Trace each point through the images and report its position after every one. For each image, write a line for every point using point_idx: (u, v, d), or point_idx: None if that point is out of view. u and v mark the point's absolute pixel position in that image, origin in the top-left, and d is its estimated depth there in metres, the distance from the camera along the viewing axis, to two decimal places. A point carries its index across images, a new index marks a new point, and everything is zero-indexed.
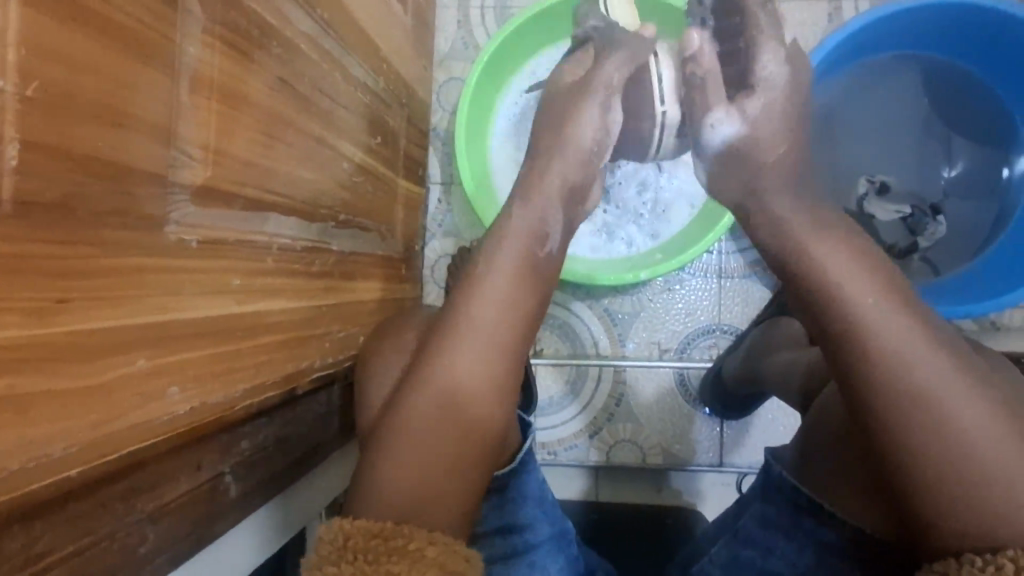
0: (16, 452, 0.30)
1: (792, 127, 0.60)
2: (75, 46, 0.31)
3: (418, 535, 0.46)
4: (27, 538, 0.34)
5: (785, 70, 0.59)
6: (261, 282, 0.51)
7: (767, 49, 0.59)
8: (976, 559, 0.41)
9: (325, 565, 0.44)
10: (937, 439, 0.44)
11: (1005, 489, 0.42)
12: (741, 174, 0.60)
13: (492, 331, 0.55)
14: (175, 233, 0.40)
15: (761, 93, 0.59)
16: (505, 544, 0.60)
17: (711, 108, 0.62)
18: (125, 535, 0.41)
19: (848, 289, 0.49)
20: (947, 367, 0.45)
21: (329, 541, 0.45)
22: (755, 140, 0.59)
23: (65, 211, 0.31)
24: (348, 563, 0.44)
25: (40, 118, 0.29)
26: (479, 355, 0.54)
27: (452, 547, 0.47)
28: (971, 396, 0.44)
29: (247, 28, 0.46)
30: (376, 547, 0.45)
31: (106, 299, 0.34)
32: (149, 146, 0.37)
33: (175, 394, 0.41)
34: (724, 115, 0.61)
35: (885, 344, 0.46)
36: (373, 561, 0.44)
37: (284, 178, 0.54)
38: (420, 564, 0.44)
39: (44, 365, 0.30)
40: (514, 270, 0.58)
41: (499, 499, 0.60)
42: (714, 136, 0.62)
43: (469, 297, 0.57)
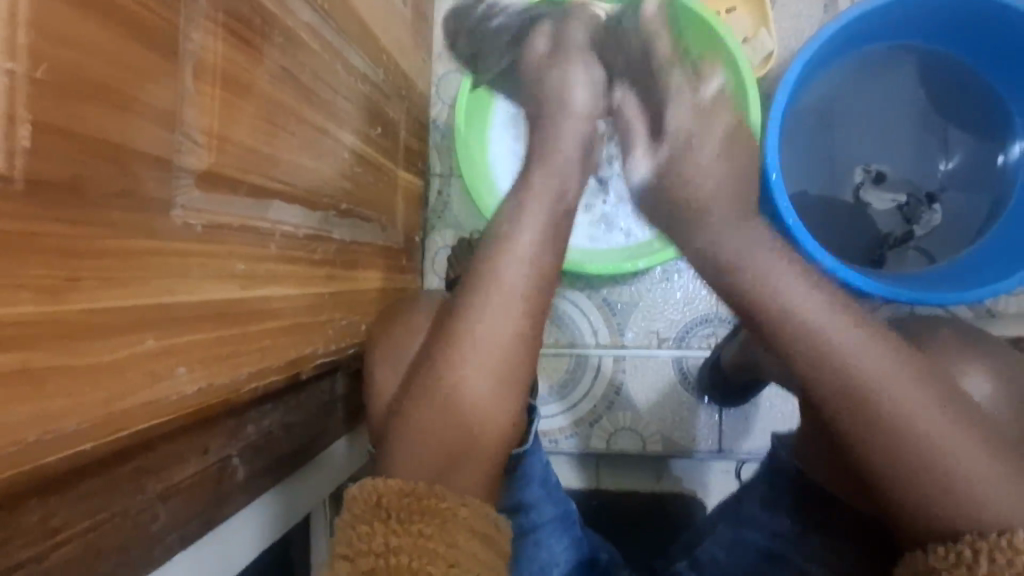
0: (33, 423, 0.30)
1: (720, 158, 0.60)
2: (85, 29, 0.32)
3: (451, 496, 0.47)
4: (44, 512, 0.35)
5: (689, 119, 0.62)
6: (265, 268, 0.52)
7: (673, 107, 0.63)
8: (938, 546, 0.46)
9: (357, 523, 0.46)
10: (892, 442, 0.48)
11: (966, 477, 0.46)
12: (660, 205, 0.62)
13: (509, 315, 0.56)
14: (182, 217, 0.41)
15: (668, 142, 0.63)
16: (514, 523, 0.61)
17: (632, 149, 0.67)
18: (138, 513, 0.42)
19: (796, 297, 0.52)
20: (899, 375, 0.49)
21: (362, 499, 0.47)
22: (662, 177, 0.62)
23: (74, 191, 0.32)
24: (380, 522, 0.45)
25: (49, 98, 0.30)
26: (501, 329, 0.55)
27: (483, 510, 0.48)
28: (925, 401, 0.48)
29: (249, 16, 0.46)
30: (409, 506, 0.46)
31: (115, 279, 0.35)
32: (153, 130, 0.38)
33: (184, 373, 0.42)
34: (641, 159, 0.65)
35: (844, 359, 0.50)
36: (405, 521, 0.45)
37: (287, 166, 0.54)
38: (452, 525, 0.46)
39: (56, 340, 0.31)
40: (531, 253, 0.59)
41: (512, 477, 0.60)
42: (635, 177, 0.66)
43: (485, 282, 0.57)
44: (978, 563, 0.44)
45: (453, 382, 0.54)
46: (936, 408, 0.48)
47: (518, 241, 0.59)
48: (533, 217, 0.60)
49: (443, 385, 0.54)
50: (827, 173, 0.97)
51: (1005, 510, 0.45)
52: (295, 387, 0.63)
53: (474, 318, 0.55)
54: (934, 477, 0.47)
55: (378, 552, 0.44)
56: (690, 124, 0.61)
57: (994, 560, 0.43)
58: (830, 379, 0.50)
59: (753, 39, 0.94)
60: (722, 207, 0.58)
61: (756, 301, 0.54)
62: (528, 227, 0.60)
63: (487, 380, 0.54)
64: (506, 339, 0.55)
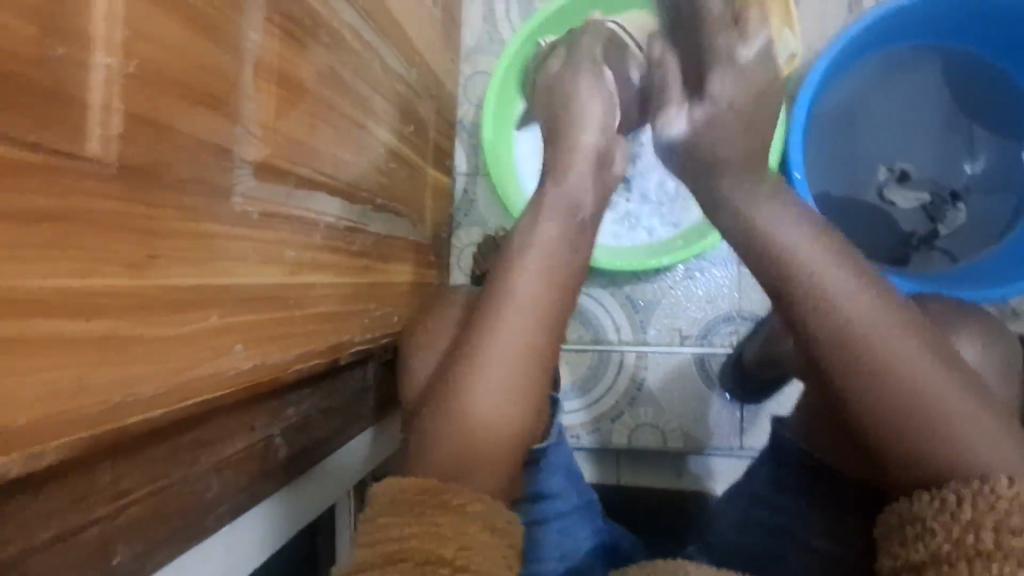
0: (118, 387, 0.33)
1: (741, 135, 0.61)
2: (167, 28, 0.35)
3: (465, 493, 0.49)
4: (115, 475, 0.38)
5: (734, 86, 0.56)
6: (310, 256, 0.54)
7: (718, 71, 0.56)
8: (924, 493, 0.45)
9: (376, 515, 0.47)
10: (878, 383, 0.48)
11: (954, 424, 0.46)
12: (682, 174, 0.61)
13: (522, 325, 0.57)
14: (240, 205, 0.44)
15: (706, 103, 0.57)
16: (537, 509, 0.63)
17: (667, 104, 0.60)
18: (195, 481, 0.45)
19: (796, 247, 0.52)
20: (896, 322, 0.49)
21: (382, 494, 0.49)
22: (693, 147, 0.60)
23: (156, 176, 0.35)
24: (398, 514, 0.47)
25: (138, 89, 0.33)
26: (517, 338, 0.57)
27: (495, 507, 0.50)
28: (918, 348, 0.48)
29: (300, 17, 0.49)
30: (423, 500, 0.48)
31: (187, 259, 0.38)
32: (220, 124, 0.41)
33: (240, 351, 0.44)
34: (676, 116, 0.59)
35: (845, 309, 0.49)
36: (421, 512, 0.47)
37: (330, 159, 0.57)
38: (464, 517, 0.47)
39: (138, 312, 0.34)
40: (542, 270, 0.60)
41: (538, 468, 0.60)
42: (667, 133, 0.60)
43: (498, 300, 0.58)
44: (961, 509, 0.43)
45: (481, 384, 0.55)
46: (926, 354, 0.48)
47: (529, 258, 0.60)
48: (547, 233, 0.61)
49: (474, 388, 0.55)
50: (849, 171, 0.98)
51: (996, 461, 0.45)
52: (331, 373, 0.65)
53: (491, 327, 0.57)
54: (923, 421, 0.46)
55: (395, 537, 0.45)
56: (732, 88, 0.55)
57: (976, 505, 0.42)
58: (822, 318, 0.50)
59: (777, 40, 0.95)
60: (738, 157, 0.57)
61: (752, 255, 0.54)
62: (546, 249, 0.61)
63: (505, 385, 0.55)
64: (522, 347, 0.56)
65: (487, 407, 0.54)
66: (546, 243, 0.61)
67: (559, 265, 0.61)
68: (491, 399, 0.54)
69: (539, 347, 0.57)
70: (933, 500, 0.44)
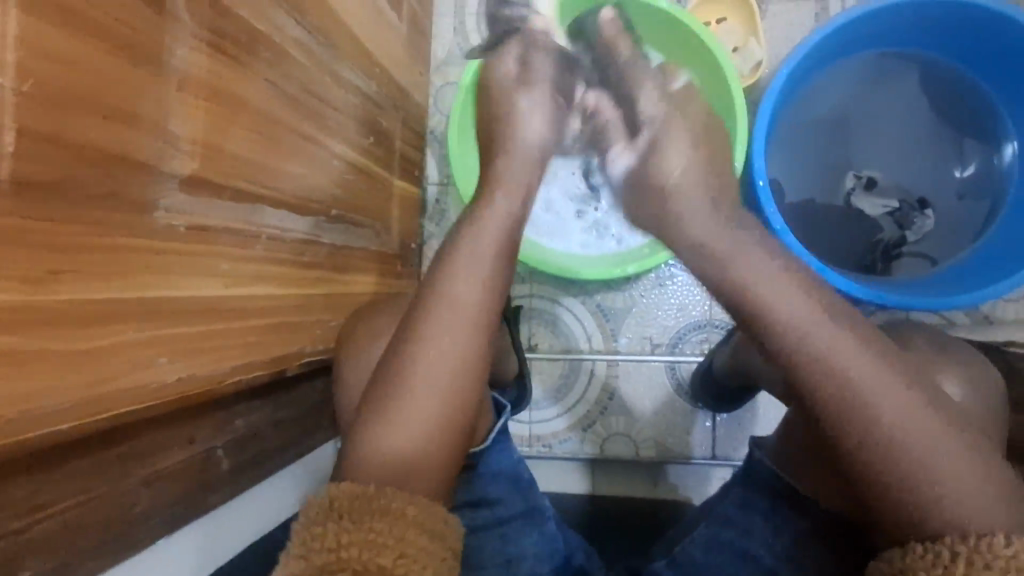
0: (13, 401, 0.34)
1: (695, 149, 0.59)
2: (69, 46, 0.35)
3: (401, 496, 0.49)
4: (30, 488, 0.38)
5: (660, 107, 0.62)
6: (250, 269, 0.55)
7: (646, 94, 0.64)
8: (917, 546, 0.44)
9: (310, 527, 0.46)
10: (869, 435, 0.46)
11: (941, 471, 0.45)
12: (641, 197, 0.60)
13: (452, 339, 0.55)
14: (164, 218, 0.44)
15: (647, 130, 0.62)
16: (476, 517, 0.63)
17: (611, 146, 0.65)
18: (123, 494, 0.45)
19: (770, 286, 0.50)
20: (872, 360, 0.48)
21: (315, 506, 0.48)
22: (646, 165, 0.60)
23: (57, 191, 0.36)
24: (333, 522, 0.46)
25: (37, 107, 0.34)
26: (448, 352, 0.55)
27: (433, 508, 0.50)
28: (905, 401, 0.47)
29: (236, 34, 0.50)
30: (359, 508, 0.47)
31: (100, 272, 0.39)
32: (141, 139, 0.41)
33: (164, 363, 0.45)
34: (624, 149, 0.64)
35: (825, 348, 0.48)
36: (355, 519, 0.46)
37: (276, 173, 0.58)
38: (402, 521, 0.47)
39: (35, 325, 0.35)
40: (483, 268, 0.58)
41: (471, 474, 0.63)
42: (617, 170, 0.64)
43: (430, 311, 0.56)
44: (955, 564, 0.41)
45: (416, 385, 0.54)
46: (915, 408, 0.46)
47: (464, 252, 0.58)
48: (491, 227, 0.60)
49: (410, 389, 0.54)
50: (816, 179, 0.98)
51: (971, 504, 0.45)
52: (283, 385, 0.65)
53: (423, 339, 0.55)
54: (910, 473, 0.45)
55: (331, 547, 0.44)
56: (660, 107, 0.62)
57: (972, 564, 0.41)
58: (813, 367, 0.48)
59: (743, 49, 0.96)
60: (700, 178, 0.58)
61: (741, 289, 0.52)
62: (481, 257, 0.59)
63: (435, 398, 0.54)
64: (454, 360, 0.55)
65: (430, 408, 0.54)
66: (477, 252, 0.59)
67: (493, 272, 0.59)
68: (429, 402, 0.54)
69: (469, 359, 0.56)
70: (927, 556, 0.43)
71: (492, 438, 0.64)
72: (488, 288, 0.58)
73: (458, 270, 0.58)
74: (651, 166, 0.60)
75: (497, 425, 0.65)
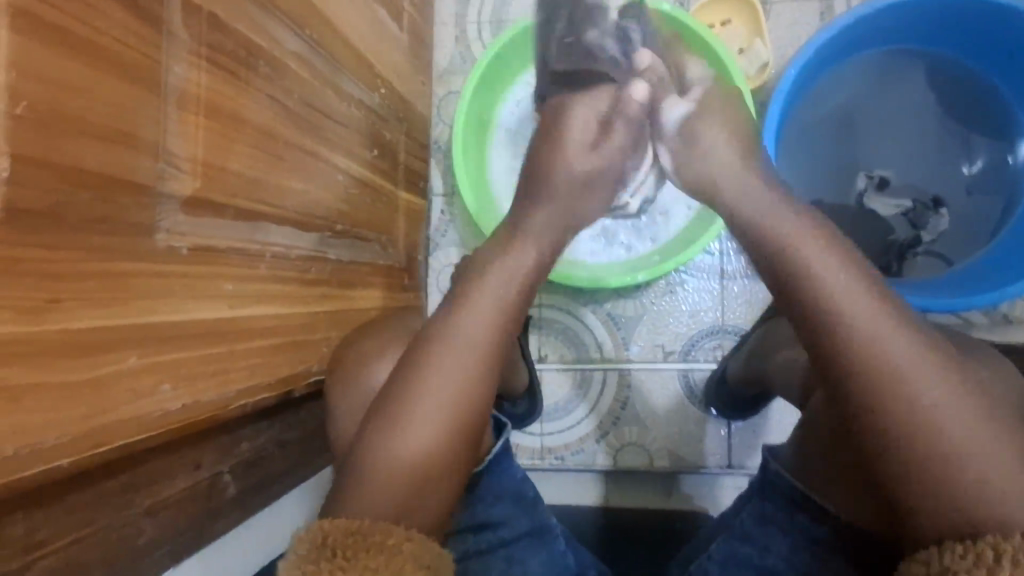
0: (10, 438, 0.33)
1: (733, 111, 0.64)
2: (63, 67, 0.34)
3: (397, 531, 0.47)
4: (28, 525, 0.37)
5: (706, 73, 0.68)
6: (253, 288, 0.53)
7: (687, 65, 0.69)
8: (957, 545, 0.41)
9: (304, 564, 0.43)
10: (906, 431, 0.44)
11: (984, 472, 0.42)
12: (696, 151, 0.61)
13: (465, 351, 0.54)
14: (165, 240, 0.43)
15: (695, 89, 0.66)
16: (478, 541, 0.61)
17: (664, 99, 0.65)
18: (125, 526, 0.44)
19: (822, 269, 0.49)
20: (917, 348, 0.46)
21: (305, 541, 0.45)
22: (703, 115, 0.63)
23: (54, 219, 0.35)
24: (326, 560, 0.43)
25: (30, 131, 0.33)
26: (464, 362, 0.53)
27: (428, 543, 0.48)
28: (944, 387, 0.44)
29: (235, 50, 0.49)
30: (353, 544, 0.45)
31: (97, 299, 0.38)
32: (138, 160, 0.40)
33: (168, 391, 0.43)
34: (675, 102, 0.64)
35: (866, 336, 0.46)
36: (351, 556, 0.44)
37: (278, 190, 0.56)
38: (399, 559, 0.45)
39: (32, 357, 0.33)
40: (499, 279, 0.57)
41: (469, 497, 0.61)
42: (669, 118, 0.64)
43: (444, 324, 0.55)
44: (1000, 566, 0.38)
45: (425, 392, 0.52)
46: (954, 394, 0.44)
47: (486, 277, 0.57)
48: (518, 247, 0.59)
49: (418, 396, 0.52)
50: (829, 178, 0.96)
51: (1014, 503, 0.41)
52: (291, 404, 0.64)
53: (433, 347, 0.54)
54: (954, 484, 0.43)
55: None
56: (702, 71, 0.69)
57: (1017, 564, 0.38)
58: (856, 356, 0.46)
59: (749, 50, 0.94)
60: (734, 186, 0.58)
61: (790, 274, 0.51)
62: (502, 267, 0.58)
63: (442, 409, 0.52)
64: (466, 365, 0.54)
65: (438, 416, 0.52)
66: (494, 271, 0.58)
67: (513, 285, 0.58)
68: (436, 409, 0.52)
69: (483, 370, 0.54)
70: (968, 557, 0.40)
71: (492, 457, 0.62)
72: (501, 298, 0.57)
73: (477, 289, 0.57)
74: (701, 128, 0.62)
75: (497, 443, 0.63)
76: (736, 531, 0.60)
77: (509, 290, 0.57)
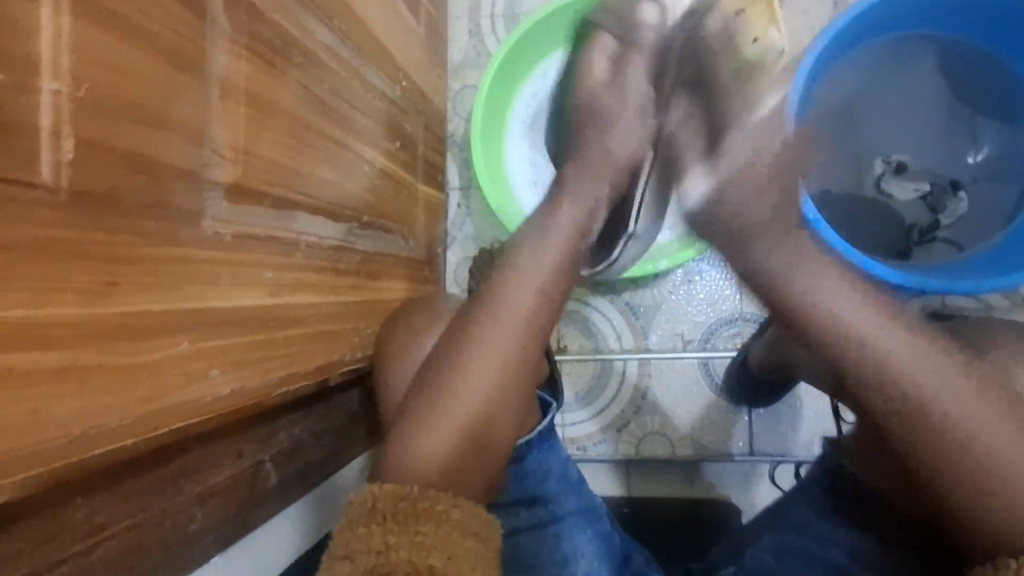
0: (76, 419, 0.33)
1: (773, 203, 0.56)
2: (118, 52, 0.35)
3: (444, 498, 0.47)
4: (88, 509, 0.37)
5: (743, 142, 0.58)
6: (292, 277, 0.54)
7: (731, 135, 0.60)
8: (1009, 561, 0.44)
9: (355, 526, 0.45)
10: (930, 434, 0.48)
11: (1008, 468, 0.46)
12: (739, 217, 0.56)
13: (507, 330, 0.56)
14: (210, 227, 0.43)
15: (727, 158, 0.58)
16: (530, 515, 0.61)
17: (691, 168, 0.61)
18: (175, 512, 0.44)
19: (845, 311, 0.51)
20: (948, 367, 0.48)
21: (359, 504, 0.47)
22: (725, 200, 0.57)
23: (113, 202, 0.35)
24: (377, 524, 0.45)
25: (88, 114, 0.33)
26: (503, 344, 0.55)
27: (474, 509, 0.48)
28: (976, 399, 0.47)
29: (271, 38, 0.49)
30: (403, 509, 0.46)
31: (152, 284, 0.38)
32: (183, 146, 0.40)
33: (217, 376, 0.44)
34: (700, 178, 0.59)
35: (893, 364, 0.49)
36: (400, 522, 0.45)
37: (311, 180, 0.57)
38: (447, 525, 0.46)
39: (94, 339, 0.34)
40: (533, 272, 0.58)
41: (518, 471, 0.62)
42: (691, 195, 0.60)
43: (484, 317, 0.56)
44: None
45: (465, 365, 0.55)
46: (986, 403, 0.47)
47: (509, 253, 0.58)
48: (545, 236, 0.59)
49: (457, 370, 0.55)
50: (845, 165, 0.96)
51: None
52: (323, 395, 0.64)
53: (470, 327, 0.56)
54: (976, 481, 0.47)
55: (376, 549, 0.43)
56: (733, 161, 0.58)
57: None
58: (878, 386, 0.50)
59: None
60: (764, 227, 0.55)
61: (803, 310, 0.52)
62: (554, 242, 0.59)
63: (486, 382, 0.54)
64: (507, 343, 0.56)
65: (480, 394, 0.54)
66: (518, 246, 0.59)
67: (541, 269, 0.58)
68: (474, 384, 0.54)
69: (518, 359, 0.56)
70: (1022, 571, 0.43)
71: (540, 433, 0.63)
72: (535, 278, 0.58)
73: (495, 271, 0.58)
74: (734, 198, 0.56)
75: (546, 420, 0.64)
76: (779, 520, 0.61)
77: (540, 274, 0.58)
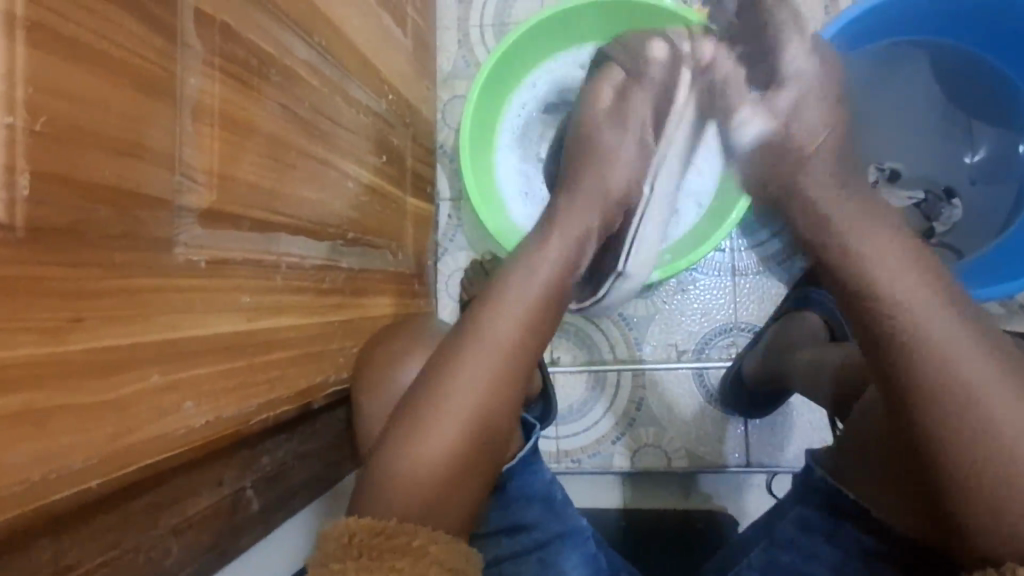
0: (37, 462, 0.32)
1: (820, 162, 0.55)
2: (81, 82, 0.34)
3: (421, 532, 0.48)
4: (56, 549, 0.36)
5: (791, 107, 0.56)
6: (272, 300, 0.53)
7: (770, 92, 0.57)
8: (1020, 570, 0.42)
9: (330, 561, 0.46)
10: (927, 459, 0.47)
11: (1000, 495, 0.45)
12: (771, 179, 0.58)
13: (492, 351, 0.54)
14: (184, 254, 0.42)
15: (784, 107, 0.56)
16: (512, 543, 0.61)
17: (737, 105, 0.60)
18: (149, 547, 0.43)
19: (899, 281, 0.48)
20: (987, 344, 0.46)
21: (334, 538, 0.47)
22: (785, 139, 0.57)
23: (74, 235, 0.34)
24: (353, 560, 0.45)
25: (48, 147, 0.32)
26: (485, 365, 0.53)
27: (453, 545, 0.49)
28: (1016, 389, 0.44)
29: (244, 57, 0.48)
30: (380, 545, 0.46)
31: (120, 318, 0.37)
32: (154, 173, 0.40)
33: (192, 408, 0.43)
34: (752, 112, 0.59)
35: (933, 338, 0.46)
36: (376, 557, 0.46)
37: (291, 199, 0.55)
38: (421, 561, 0.46)
39: (55, 379, 0.33)
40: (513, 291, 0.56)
41: (500, 498, 0.61)
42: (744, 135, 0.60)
43: (464, 339, 0.54)
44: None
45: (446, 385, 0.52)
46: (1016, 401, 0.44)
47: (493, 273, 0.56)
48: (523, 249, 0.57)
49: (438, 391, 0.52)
50: None
51: None
52: (308, 416, 0.63)
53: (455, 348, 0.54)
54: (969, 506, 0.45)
55: None
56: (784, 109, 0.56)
57: None
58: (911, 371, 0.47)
59: None
60: (826, 189, 0.54)
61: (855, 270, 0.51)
62: (531, 255, 0.58)
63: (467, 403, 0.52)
64: (486, 367, 0.53)
65: (463, 417, 0.52)
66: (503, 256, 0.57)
67: (527, 287, 0.56)
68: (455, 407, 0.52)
69: (506, 380, 0.54)
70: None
71: (523, 457, 0.62)
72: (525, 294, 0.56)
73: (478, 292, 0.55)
74: (787, 158, 0.56)
75: (530, 444, 0.62)
76: (775, 540, 0.60)
77: (528, 293, 0.56)
